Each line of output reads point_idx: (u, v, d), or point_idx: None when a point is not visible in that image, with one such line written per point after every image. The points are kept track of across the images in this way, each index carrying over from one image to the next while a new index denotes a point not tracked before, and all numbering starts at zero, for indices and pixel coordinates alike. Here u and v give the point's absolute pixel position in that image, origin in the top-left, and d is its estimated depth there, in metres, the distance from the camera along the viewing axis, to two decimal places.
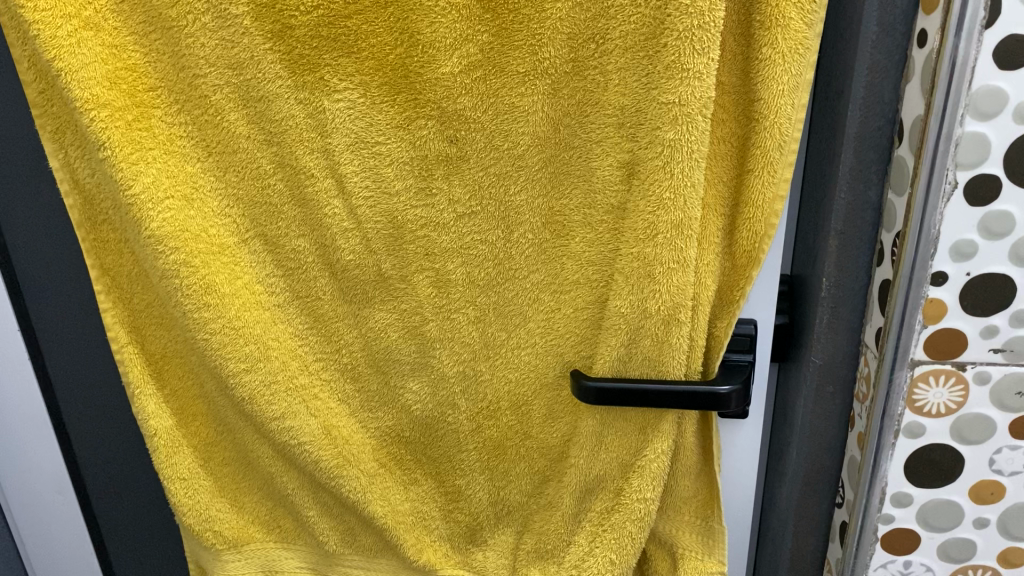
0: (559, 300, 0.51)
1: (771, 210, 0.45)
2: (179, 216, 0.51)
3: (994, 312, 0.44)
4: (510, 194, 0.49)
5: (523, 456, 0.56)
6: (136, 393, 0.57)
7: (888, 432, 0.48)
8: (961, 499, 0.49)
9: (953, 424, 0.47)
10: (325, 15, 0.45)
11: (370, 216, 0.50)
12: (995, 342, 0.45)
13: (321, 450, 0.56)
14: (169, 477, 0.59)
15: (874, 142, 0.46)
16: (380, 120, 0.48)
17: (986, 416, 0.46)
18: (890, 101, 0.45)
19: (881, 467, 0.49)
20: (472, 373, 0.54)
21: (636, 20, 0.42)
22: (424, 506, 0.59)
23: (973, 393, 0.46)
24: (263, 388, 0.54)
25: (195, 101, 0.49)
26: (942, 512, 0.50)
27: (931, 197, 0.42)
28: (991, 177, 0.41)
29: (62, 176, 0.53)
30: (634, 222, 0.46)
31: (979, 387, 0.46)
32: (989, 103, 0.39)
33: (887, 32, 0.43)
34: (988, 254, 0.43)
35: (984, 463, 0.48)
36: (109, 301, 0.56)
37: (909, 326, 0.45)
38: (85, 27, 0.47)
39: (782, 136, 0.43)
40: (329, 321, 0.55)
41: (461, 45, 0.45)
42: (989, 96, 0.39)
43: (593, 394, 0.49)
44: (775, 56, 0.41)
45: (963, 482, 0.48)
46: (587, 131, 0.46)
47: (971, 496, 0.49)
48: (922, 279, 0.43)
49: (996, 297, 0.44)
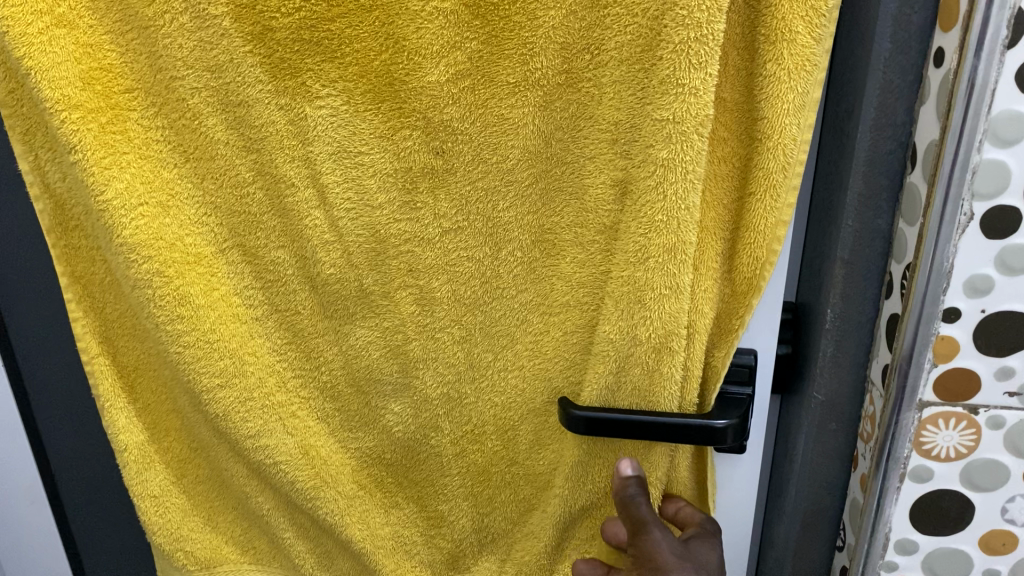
0: (548, 322, 0.49)
1: (772, 236, 0.42)
2: (153, 223, 0.48)
3: (1010, 353, 0.41)
4: (498, 211, 0.46)
5: (509, 483, 0.54)
6: (106, 407, 0.54)
7: (893, 476, 0.45)
8: (970, 549, 0.46)
9: (962, 470, 0.44)
10: (306, 18, 0.42)
11: (351, 229, 0.48)
12: (1010, 385, 0.42)
13: (297, 471, 0.53)
14: (140, 494, 0.56)
15: (885, 167, 0.43)
16: (363, 129, 0.45)
17: (999, 463, 0.43)
18: (903, 124, 0.42)
19: (884, 513, 0.46)
20: (456, 396, 0.52)
21: (631, 31, 0.40)
22: (405, 531, 0.57)
23: (984, 437, 0.43)
24: (238, 406, 0.52)
25: (172, 105, 0.47)
26: (949, 561, 0.47)
27: (945, 228, 0.39)
28: (1009, 208, 0.38)
29: (32, 180, 0.50)
30: (624, 244, 0.44)
31: (991, 431, 0.43)
32: (1009, 130, 0.37)
33: (903, 50, 0.40)
34: (1005, 292, 0.40)
35: (996, 512, 0.45)
36: (80, 310, 0.53)
37: (917, 365, 0.42)
38: (57, 25, 0.44)
39: (785, 158, 0.40)
40: (307, 337, 0.52)
41: (448, 53, 0.43)
42: (1010, 123, 0.36)
43: (582, 424, 0.46)
44: (780, 73, 0.38)
45: (972, 531, 0.45)
46: (580, 147, 0.44)
47: (981, 546, 0.46)
48: (932, 316, 0.41)
49: (1013, 337, 0.41)
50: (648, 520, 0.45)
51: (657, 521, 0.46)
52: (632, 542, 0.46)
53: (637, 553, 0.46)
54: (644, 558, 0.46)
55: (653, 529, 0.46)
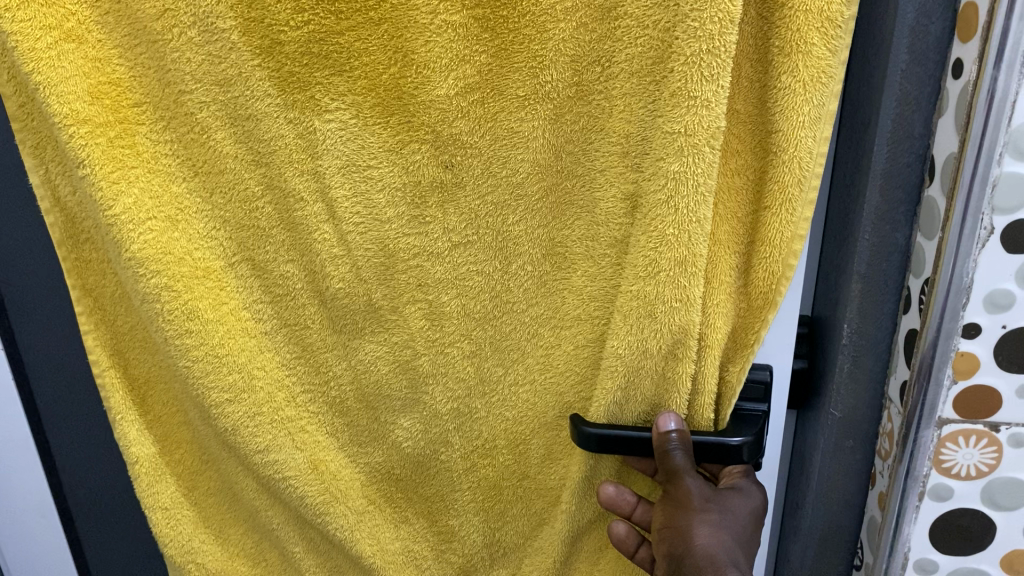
0: (559, 336, 0.48)
1: (789, 251, 0.41)
2: (161, 237, 0.48)
3: None
4: (508, 225, 0.46)
5: (520, 497, 0.53)
6: (117, 419, 0.54)
7: (911, 494, 0.44)
8: (991, 568, 0.46)
9: (983, 489, 0.43)
10: (315, 32, 0.42)
11: (360, 243, 0.48)
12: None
13: (307, 486, 0.53)
14: (151, 506, 0.55)
15: (902, 180, 0.42)
16: (372, 143, 0.45)
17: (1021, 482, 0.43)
18: (920, 136, 0.41)
19: (903, 532, 0.45)
20: (466, 411, 0.51)
21: (642, 43, 0.39)
22: (415, 545, 0.56)
23: (1006, 456, 0.42)
24: (247, 420, 0.52)
25: (181, 119, 0.47)
26: None
27: (965, 242, 0.38)
28: None
29: (42, 194, 0.49)
30: (634, 258, 0.43)
31: (1013, 450, 0.42)
32: None
33: (920, 61, 0.40)
34: None
35: (1017, 532, 0.44)
36: (91, 323, 0.53)
37: (937, 382, 0.41)
38: (66, 39, 0.44)
39: (802, 171, 0.39)
40: (317, 352, 0.52)
41: (457, 66, 0.42)
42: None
43: (594, 442, 0.46)
44: (795, 85, 0.38)
45: (994, 551, 0.45)
46: (591, 159, 0.44)
47: (1002, 565, 0.45)
48: (951, 332, 0.40)
49: None
50: (683, 469, 0.43)
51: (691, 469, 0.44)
52: (666, 483, 0.45)
53: (668, 492, 0.45)
54: (673, 499, 0.44)
55: (687, 476, 0.44)
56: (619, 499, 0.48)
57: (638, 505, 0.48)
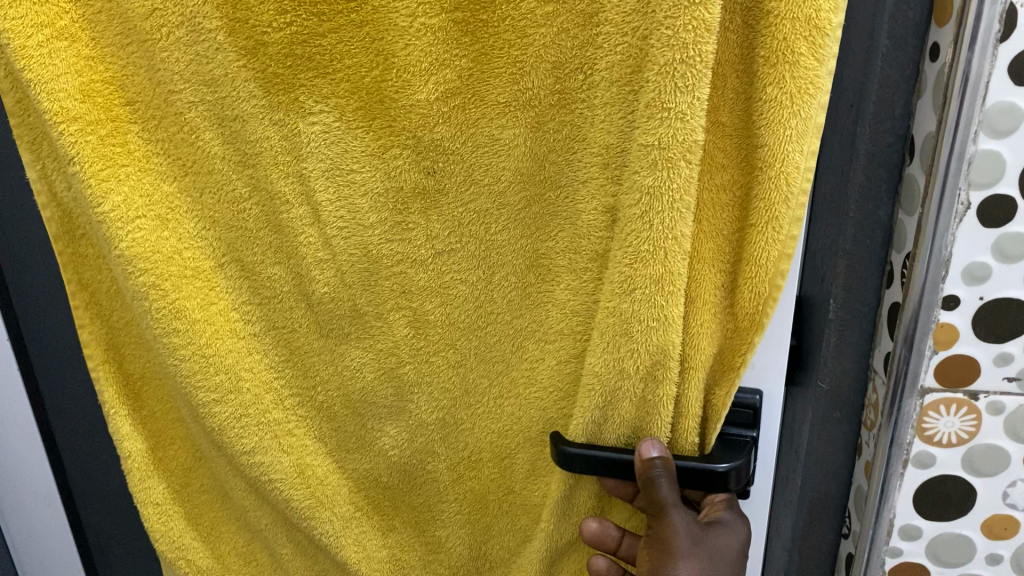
0: (544, 350, 0.46)
1: (776, 271, 0.39)
2: (150, 236, 0.48)
3: (1007, 339, 0.45)
4: (490, 234, 0.45)
5: (505, 511, 0.52)
6: (110, 413, 0.54)
7: (896, 459, 0.49)
8: (973, 533, 0.51)
9: (965, 454, 0.49)
10: (297, 33, 0.42)
11: (344, 248, 0.47)
12: (1008, 371, 0.46)
13: (292, 489, 0.53)
14: (143, 501, 0.55)
15: (884, 160, 0.48)
16: (355, 147, 0.44)
17: (998, 448, 0.48)
18: (900, 118, 0.47)
19: (889, 495, 0.51)
20: (451, 421, 0.50)
21: (622, 50, 0.37)
22: (404, 554, 0.55)
23: (984, 423, 0.48)
24: (233, 421, 0.52)
25: (171, 119, 0.47)
26: (953, 544, 0.51)
27: (943, 218, 0.43)
28: (1006, 196, 0.42)
29: (39, 188, 0.50)
30: (612, 274, 0.41)
31: (991, 417, 0.47)
32: (1003, 121, 0.41)
33: (899, 46, 0.45)
34: (1001, 280, 0.44)
35: (997, 497, 0.49)
36: (87, 317, 0.53)
37: (918, 352, 0.46)
38: (58, 37, 0.44)
39: (789, 188, 0.37)
40: (305, 355, 0.52)
41: (437, 70, 0.41)
42: (1003, 114, 0.40)
43: (577, 462, 0.44)
44: (781, 98, 0.36)
45: (975, 516, 0.50)
46: (574, 170, 0.42)
47: (982, 530, 0.51)
48: (932, 303, 0.45)
49: (1007, 324, 0.45)
50: (668, 502, 0.42)
51: (676, 500, 0.42)
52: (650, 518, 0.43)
53: (653, 530, 0.43)
54: (658, 537, 0.42)
55: (673, 510, 0.42)
56: (604, 531, 0.46)
57: (624, 539, 0.46)
